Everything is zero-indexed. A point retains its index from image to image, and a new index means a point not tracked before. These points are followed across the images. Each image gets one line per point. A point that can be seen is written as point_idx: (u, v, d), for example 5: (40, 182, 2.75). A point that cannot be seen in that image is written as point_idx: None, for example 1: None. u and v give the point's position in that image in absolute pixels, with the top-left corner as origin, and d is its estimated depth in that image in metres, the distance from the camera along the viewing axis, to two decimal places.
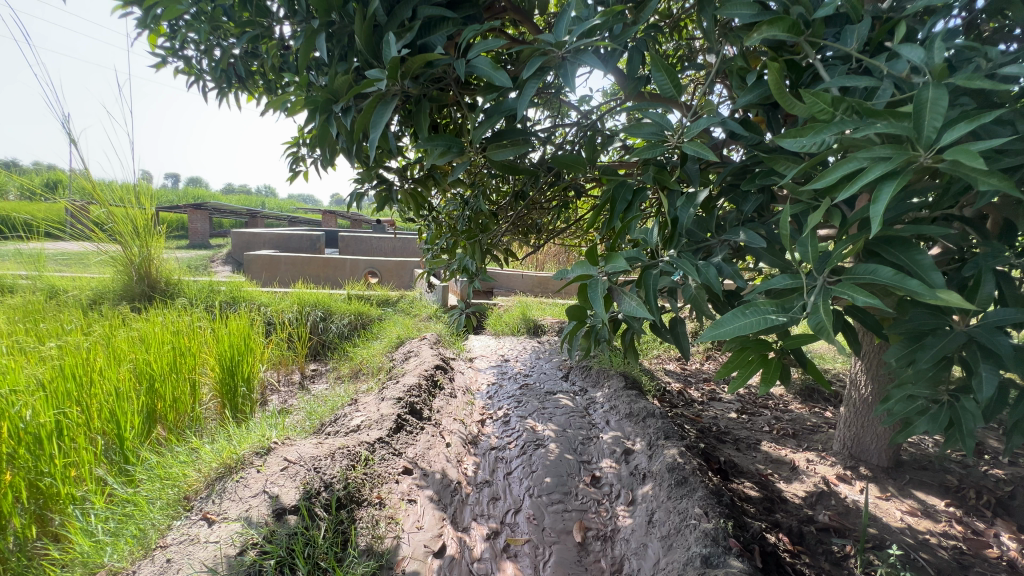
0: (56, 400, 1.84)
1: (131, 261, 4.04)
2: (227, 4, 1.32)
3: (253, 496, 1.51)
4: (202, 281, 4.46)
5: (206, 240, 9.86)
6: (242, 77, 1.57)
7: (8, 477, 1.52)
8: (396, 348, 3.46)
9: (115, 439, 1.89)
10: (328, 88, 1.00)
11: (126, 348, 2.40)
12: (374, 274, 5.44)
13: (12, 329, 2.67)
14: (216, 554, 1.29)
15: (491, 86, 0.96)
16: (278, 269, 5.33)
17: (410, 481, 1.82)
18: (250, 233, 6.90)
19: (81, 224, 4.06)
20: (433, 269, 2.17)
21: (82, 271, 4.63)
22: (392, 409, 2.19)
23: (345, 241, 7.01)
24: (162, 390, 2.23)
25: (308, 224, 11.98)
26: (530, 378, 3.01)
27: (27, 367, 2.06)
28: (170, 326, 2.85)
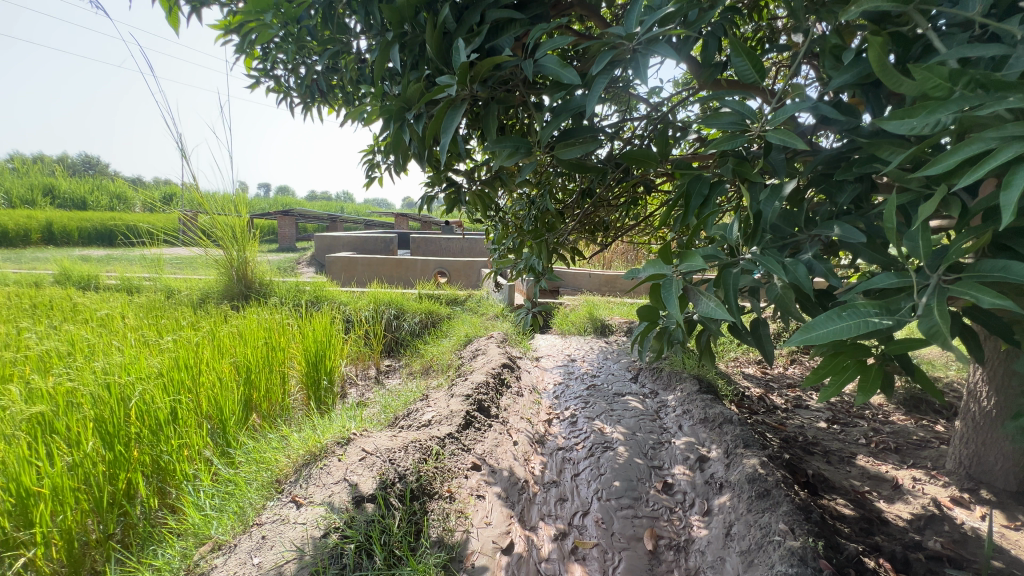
0: (173, 387, 2.08)
1: (231, 264, 4.48)
2: (311, 24, 1.42)
3: (336, 482, 1.62)
4: (290, 282, 4.85)
5: (293, 244, 10.71)
6: (324, 91, 1.68)
7: (136, 453, 1.75)
8: (465, 345, 3.55)
9: (219, 424, 2.11)
10: (402, 97, 1.05)
11: (228, 342, 2.67)
12: (443, 274, 5.62)
13: (138, 323, 3.06)
14: (304, 534, 1.40)
15: (559, 84, 0.95)
16: (356, 270, 5.66)
17: (479, 476, 1.86)
18: (331, 237, 7.39)
19: (191, 231, 4.57)
20: (500, 268, 2.19)
21: (192, 273, 5.21)
22: (461, 406, 2.25)
23: (416, 242, 7.31)
24: (257, 382, 2.45)
25: (383, 227, 12.63)
26: (598, 379, 2.96)
27: (150, 357, 2.35)
28: (263, 323, 3.12)
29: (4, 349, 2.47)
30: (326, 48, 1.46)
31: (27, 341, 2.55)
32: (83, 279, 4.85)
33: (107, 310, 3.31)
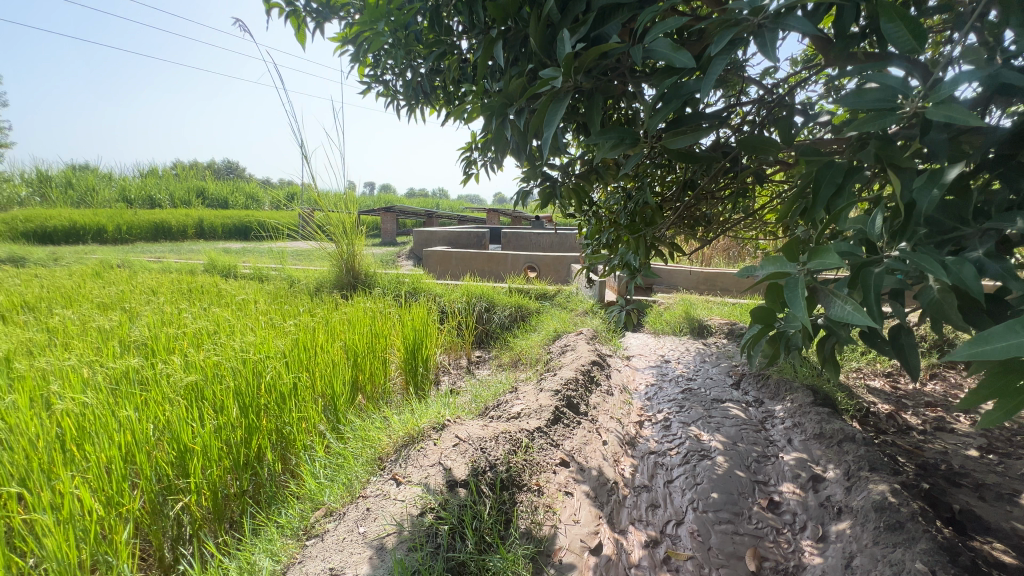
0: (295, 366, 2.34)
1: (342, 256, 4.90)
2: (418, 29, 1.49)
3: (432, 465, 1.70)
4: (391, 274, 5.20)
5: (394, 238, 11.47)
6: (427, 92, 1.76)
7: (265, 422, 1.99)
8: (553, 340, 3.54)
9: (331, 402, 2.33)
10: (504, 93, 1.06)
11: (340, 328, 2.94)
12: (532, 269, 5.66)
13: (268, 308, 3.48)
14: (403, 511, 1.49)
15: (671, 70, 0.90)
16: (450, 263, 5.91)
17: (567, 473, 1.84)
18: (428, 231, 7.79)
19: (309, 226, 5.08)
20: (592, 263, 2.15)
21: (309, 264, 5.80)
22: (550, 401, 2.25)
23: (507, 237, 7.44)
24: (363, 365, 2.67)
25: (475, 222, 13.05)
26: (694, 382, 2.80)
27: (277, 338, 2.66)
28: (368, 312, 3.38)
29: (169, 326, 2.95)
30: (431, 50, 1.52)
31: (184, 320, 3.02)
32: (225, 268, 5.61)
33: (244, 296, 3.80)
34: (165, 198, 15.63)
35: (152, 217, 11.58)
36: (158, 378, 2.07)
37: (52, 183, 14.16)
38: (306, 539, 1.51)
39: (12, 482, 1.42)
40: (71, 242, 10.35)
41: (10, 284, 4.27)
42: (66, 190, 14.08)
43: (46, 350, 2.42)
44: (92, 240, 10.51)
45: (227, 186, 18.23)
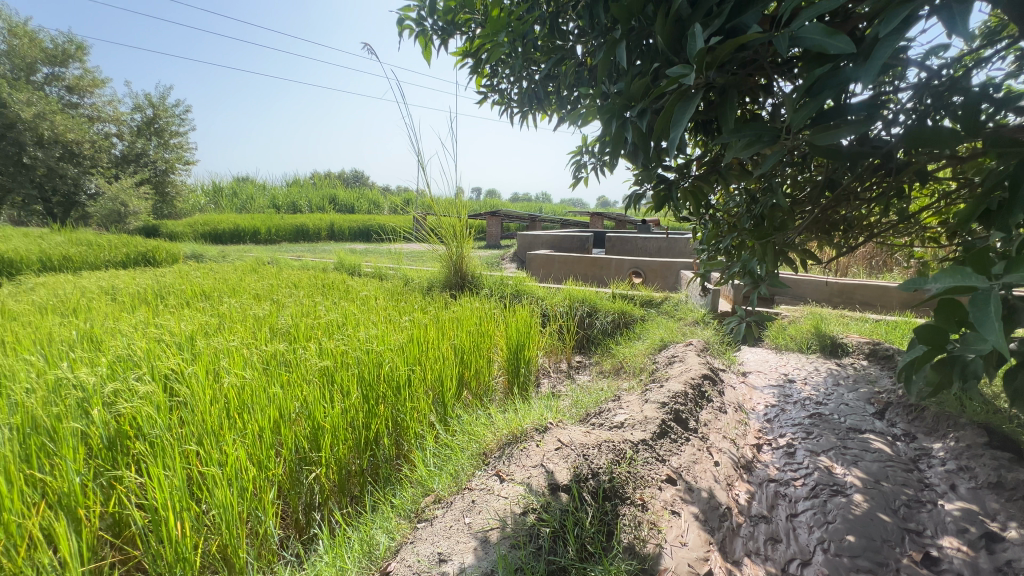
0: (409, 359, 2.53)
1: (451, 258, 5.17)
2: (536, 37, 1.53)
3: (534, 466, 1.72)
4: (496, 276, 5.38)
5: (498, 242, 11.85)
6: (541, 98, 1.80)
7: (383, 408, 2.18)
8: (659, 350, 3.38)
9: (440, 395, 2.47)
10: (625, 94, 1.05)
11: (449, 325, 3.11)
12: (638, 274, 5.47)
13: (387, 304, 3.81)
14: (506, 507, 1.53)
15: (823, 58, 0.81)
16: (553, 267, 5.94)
17: (674, 491, 1.74)
18: (531, 235, 7.93)
19: (423, 230, 5.46)
20: (708, 271, 2.01)
21: (422, 265, 6.23)
22: (656, 413, 2.15)
23: (611, 241, 7.28)
24: (469, 362, 2.80)
25: (578, 227, 12.98)
26: (825, 407, 2.48)
27: (394, 332, 2.89)
28: (474, 312, 3.53)
29: (308, 316, 3.36)
30: (548, 57, 1.55)
31: (319, 312, 3.41)
32: (351, 267, 6.24)
33: (367, 293, 4.20)
34: (305, 205, 17.87)
35: (294, 222, 13.34)
36: (299, 361, 2.37)
37: (223, 193, 16.94)
38: (417, 521, 1.62)
39: (193, 439, 1.71)
40: (234, 243, 12.27)
41: (192, 276, 5.19)
42: (233, 199, 16.78)
43: (218, 331, 2.90)
44: (250, 241, 12.36)
45: (354, 193, 20.31)
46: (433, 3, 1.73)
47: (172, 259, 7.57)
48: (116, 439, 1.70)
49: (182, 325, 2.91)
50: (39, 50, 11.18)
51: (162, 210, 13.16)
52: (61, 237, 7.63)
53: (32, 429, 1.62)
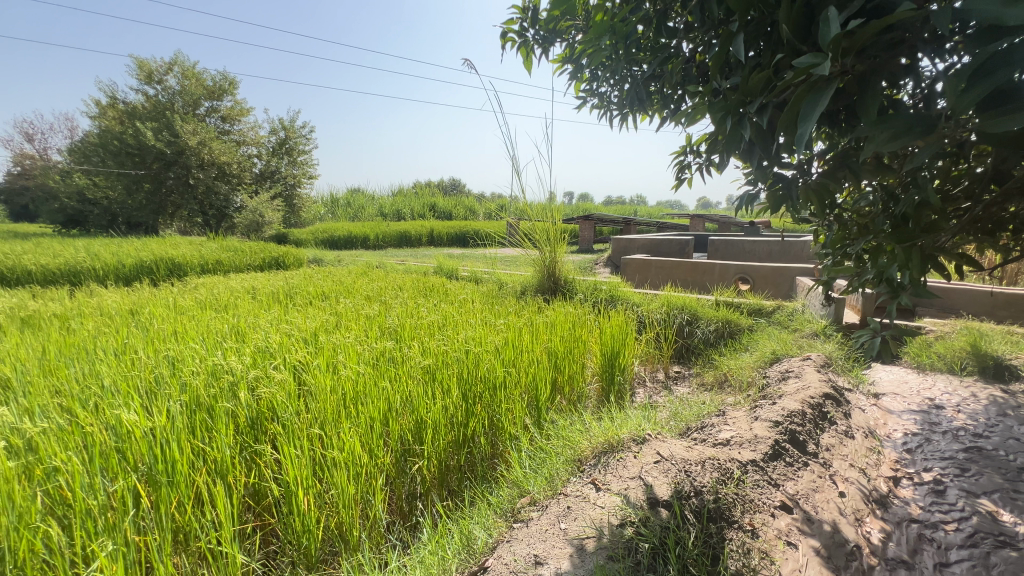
0: (504, 361, 2.60)
1: (544, 263, 5.20)
2: (640, 38, 1.50)
3: (632, 478, 1.67)
4: (589, 281, 5.31)
5: (590, 246, 11.72)
6: (644, 99, 1.76)
7: (480, 408, 2.26)
8: (770, 364, 3.10)
9: (534, 398, 2.50)
10: (743, 89, 1.01)
11: (543, 330, 3.14)
12: (745, 281, 5.07)
13: (484, 307, 3.95)
14: (602, 517, 1.50)
15: (997, 32, 0.70)
16: (649, 272, 5.72)
17: (790, 520, 1.58)
18: (626, 239, 7.71)
19: (518, 235, 5.57)
20: (834, 278, 1.81)
21: (516, 270, 6.36)
22: (768, 433, 1.97)
23: (713, 245, 6.83)
24: (563, 367, 2.80)
25: (676, 230, 12.36)
26: (986, 440, 2.09)
27: (491, 334, 2.99)
28: (568, 317, 3.52)
29: (412, 316, 3.61)
30: (653, 57, 1.51)
31: (422, 313, 3.64)
32: (449, 271, 6.56)
33: (465, 296, 4.39)
34: (408, 212, 19.17)
35: (399, 229, 14.38)
36: (404, 359, 2.55)
37: (339, 203, 18.78)
38: (513, 521, 1.65)
39: (317, 424, 1.92)
40: (348, 248, 13.54)
41: (314, 278, 5.81)
42: (347, 208, 18.52)
43: (336, 328, 3.22)
44: (361, 247, 13.54)
45: (452, 201, 21.35)
46: (536, 14, 1.77)
47: (298, 263, 8.55)
48: (257, 419, 1.96)
49: (307, 322, 3.28)
50: (202, 88, 13.30)
51: (291, 220, 14.95)
52: (216, 244, 9.00)
53: (196, 405, 1.93)
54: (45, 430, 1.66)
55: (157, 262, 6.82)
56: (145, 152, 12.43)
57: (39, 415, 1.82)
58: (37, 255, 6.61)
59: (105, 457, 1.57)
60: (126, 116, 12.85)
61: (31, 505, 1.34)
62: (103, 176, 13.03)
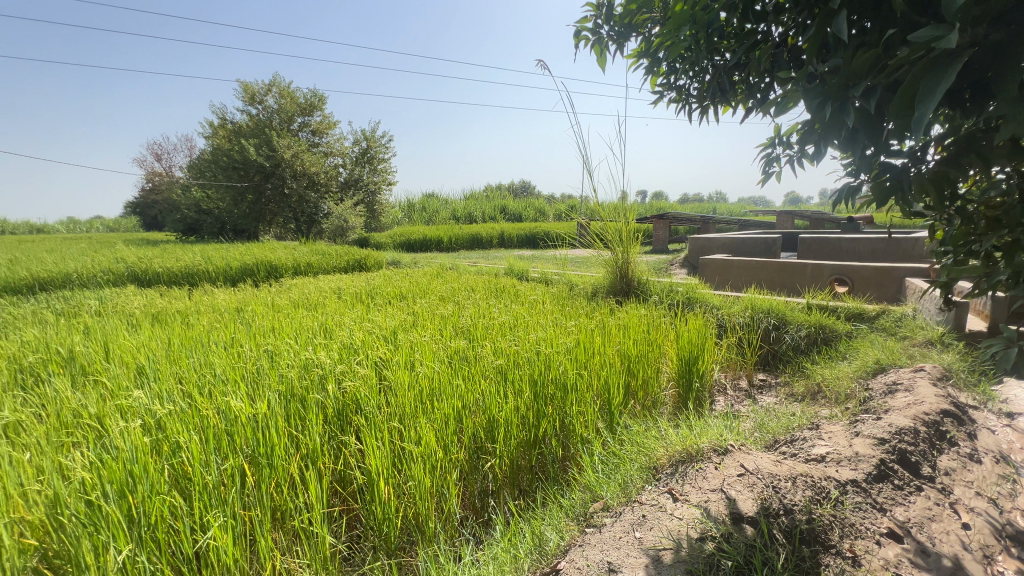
0: (576, 363, 2.57)
1: (616, 264, 5.08)
2: (723, 26, 1.42)
3: (712, 490, 1.58)
4: (664, 283, 5.11)
5: (664, 246, 11.30)
6: (726, 89, 1.66)
7: (551, 410, 2.26)
8: (873, 375, 2.79)
9: (606, 402, 2.45)
10: (846, 72, 0.94)
11: (615, 332, 3.08)
12: (842, 283, 4.61)
13: (554, 308, 3.94)
14: (680, 529, 1.44)
15: None
16: (730, 273, 5.40)
17: (900, 551, 1.41)
18: (704, 239, 7.33)
19: (589, 236, 5.49)
20: (956, 280, 1.59)
21: (587, 271, 6.28)
22: (872, 451, 1.78)
23: (804, 244, 6.29)
24: (636, 371, 2.71)
25: (760, 228, 11.53)
26: None
27: (562, 336, 2.97)
28: (641, 320, 3.41)
29: (484, 317, 3.69)
30: (737, 44, 1.43)
31: (494, 314, 3.71)
32: (519, 272, 6.62)
33: (536, 297, 4.41)
34: (479, 215, 19.63)
35: (471, 231, 14.78)
36: (477, 358, 2.61)
37: (415, 208, 19.67)
38: (585, 525, 1.63)
39: (396, 418, 2.02)
40: (423, 251, 14.13)
41: (393, 279, 6.12)
42: (423, 213, 19.35)
43: (413, 327, 3.37)
44: (435, 249, 14.07)
45: (522, 203, 21.54)
46: (610, 11, 1.74)
47: (378, 265, 9.06)
48: (343, 410, 2.09)
49: (387, 321, 3.46)
50: (296, 105, 14.54)
51: (372, 224, 15.89)
52: (307, 248, 9.79)
53: (291, 395, 2.11)
54: (172, 412, 1.90)
55: (257, 265, 7.55)
56: (248, 167, 13.82)
57: (167, 398, 2.08)
58: (164, 260, 7.58)
59: (217, 438, 1.77)
60: (233, 135, 14.38)
61: (160, 477, 1.53)
62: (215, 188, 14.68)
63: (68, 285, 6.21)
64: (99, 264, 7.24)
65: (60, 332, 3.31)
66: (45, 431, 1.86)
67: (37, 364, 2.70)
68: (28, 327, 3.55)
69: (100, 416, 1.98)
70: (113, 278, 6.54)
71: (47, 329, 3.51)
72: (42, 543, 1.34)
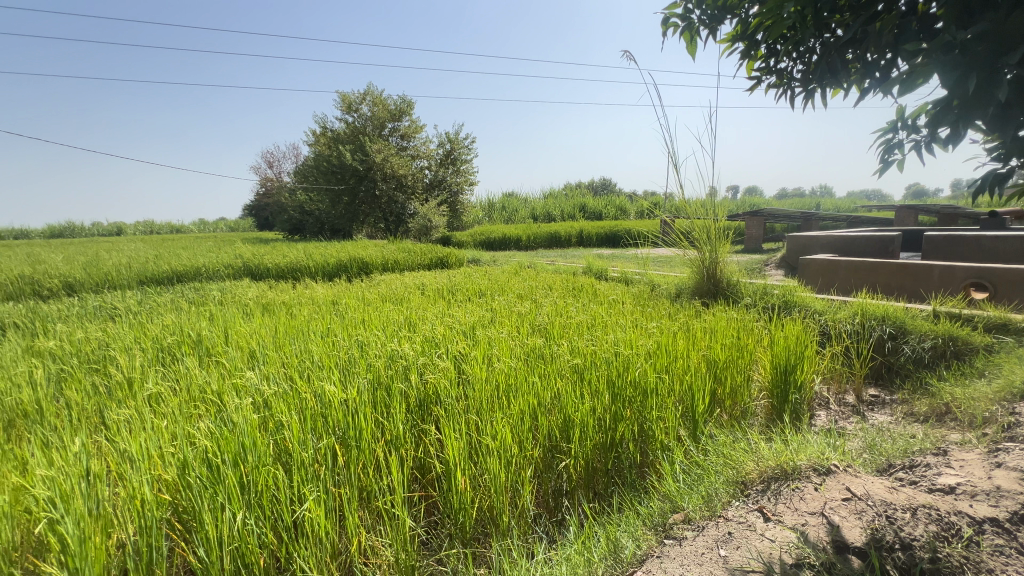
0: (657, 367, 2.46)
1: (703, 263, 4.79)
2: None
3: (812, 514, 1.44)
4: (757, 284, 4.73)
5: (757, 245, 10.47)
6: (838, 69, 1.50)
7: (629, 414, 2.17)
8: (1021, 398, 2.36)
9: (689, 409, 2.31)
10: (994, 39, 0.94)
11: (700, 336, 2.90)
12: (980, 288, 3.96)
13: (634, 309, 3.81)
14: (772, 552, 1.32)
15: None
16: (837, 275, 4.87)
17: None
18: (805, 237, 6.69)
19: (673, 234, 5.24)
20: None
21: (670, 271, 6.00)
22: (1019, 488, 1.50)
23: (930, 243, 5.49)
24: (724, 378, 2.54)
25: (874, 225, 10.26)
26: None
27: (642, 338, 2.87)
28: (730, 324, 3.18)
29: (561, 315, 3.66)
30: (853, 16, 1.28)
31: (571, 313, 3.67)
32: (598, 271, 6.48)
33: (615, 297, 4.29)
34: (558, 214, 19.57)
35: (549, 230, 14.77)
36: (554, 357, 2.59)
37: (495, 207, 20.06)
38: (664, 536, 1.55)
39: (473, 411, 2.06)
40: (502, 249, 14.38)
41: (473, 276, 6.29)
42: (503, 212, 19.69)
43: (491, 324, 3.44)
44: (514, 248, 14.26)
45: (602, 201, 21.13)
46: None
47: (459, 263, 9.36)
48: (424, 401, 2.18)
49: (467, 317, 3.56)
50: (387, 112, 15.46)
51: (454, 223, 16.46)
52: (395, 246, 10.38)
53: (378, 383, 2.24)
54: (277, 393, 2.10)
55: (351, 261, 8.14)
56: (345, 171, 14.95)
57: (273, 380, 2.31)
58: (273, 256, 8.44)
59: (314, 420, 1.93)
60: (332, 142, 15.63)
61: (266, 450, 1.70)
62: (316, 191, 16.07)
63: (199, 277, 7.13)
64: (222, 259, 8.25)
65: (191, 318, 3.81)
66: (178, 403, 2.14)
67: (173, 345, 3.13)
68: (168, 313, 4.13)
69: (220, 393, 2.24)
70: (233, 272, 7.40)
71: (181, 315, 4.05)
72: (174, 499, 1.54)
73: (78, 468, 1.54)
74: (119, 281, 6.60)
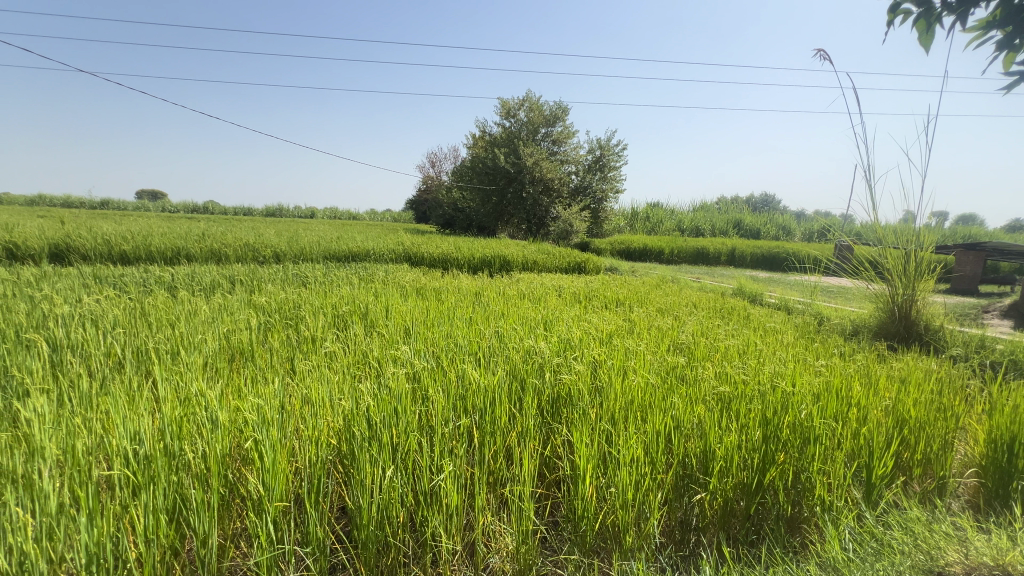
0: (824, 413, 2.12)
1: (894, 300, 4.01)
2: None
3: None
4: (974, 334, 3.79)
5: (972, 285, 8.50)
6: None
7: (783, 458, 1.90)
8: None
9: (865, 471, 1.92)
10: None
11: (885, 388, 2.43)
12: None
13: (795, 341, 3.34)
14: None
15: None
16: None
17: None
18: None
19: (854, 262, 4.46)
20: None
21: (845, 306, 5.14)
22: None
23: None
24: (915, 442, 2.07)
25: None
26: None
27: (806, 375, 2.51)
28: (929, 379, 2.61)
29: (708, 336, 3.38)
30: None
31: (719, 336, 3.34)
32: (751, 295, 5.86)
33: (772, 326, 3.82)
34: (708, 229, 18.29)
35: (697, 245, 13.88)
36: (697, 380, 2.40)
37: (639, 218, 19.51)
38: None
39: (606, 420, 2.01)
40: (641, 260, 13.93)
41: (610, 285, 6.16)
42: (647, 222, 19.05)
43: (629, 335, 3.31)
44: (655, 260, 13.68)
45: (761, 218, 19.17)
46: None
47: (596, 269, 9.23)
48: (557, 400, 2.20)
49: (604, 324, 3.50)
50: (542, 116, 15.93)
51: (595, 230, 16.41)
52: (535, 247, 10.69)
53: (515, 375, 2.33)
54: (426, 369, 2.31)
55: (494, 257, 8.60)
56: (497, 173, 15.96)
57: (424, 357, 2.54)
58: (430, 246, 9.36)
59: (455, 399, 2.07)
60: (489, 146, 16.73)
61: (413, 419, 1.88)
62: (470, 191, 17.39)
63: (368, 259, 8.24)
64: (388, 244, 9.42)
65: (362, 293, 4.40)
66: (347, 363, 2.48)
67: (347, 313, 3.65)
68: (345, 286, 4.83)
69: (381, 360, 2.54)
70: (395, 257, 8.38)
71: (354, 289, 4.70)
72: (339, 445, 1.77)
73: (276, 404, 1.87)
74: (311, 256, 7.94)
